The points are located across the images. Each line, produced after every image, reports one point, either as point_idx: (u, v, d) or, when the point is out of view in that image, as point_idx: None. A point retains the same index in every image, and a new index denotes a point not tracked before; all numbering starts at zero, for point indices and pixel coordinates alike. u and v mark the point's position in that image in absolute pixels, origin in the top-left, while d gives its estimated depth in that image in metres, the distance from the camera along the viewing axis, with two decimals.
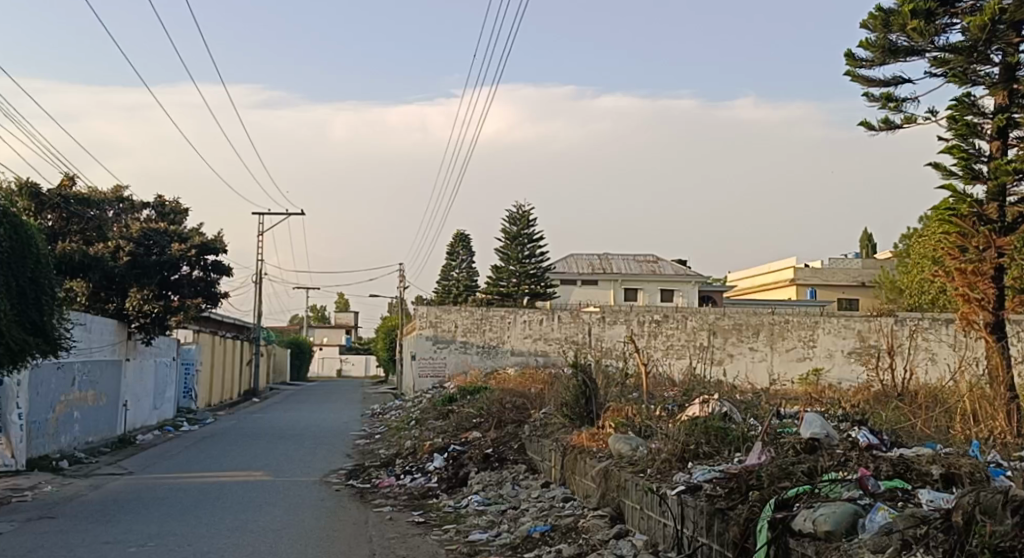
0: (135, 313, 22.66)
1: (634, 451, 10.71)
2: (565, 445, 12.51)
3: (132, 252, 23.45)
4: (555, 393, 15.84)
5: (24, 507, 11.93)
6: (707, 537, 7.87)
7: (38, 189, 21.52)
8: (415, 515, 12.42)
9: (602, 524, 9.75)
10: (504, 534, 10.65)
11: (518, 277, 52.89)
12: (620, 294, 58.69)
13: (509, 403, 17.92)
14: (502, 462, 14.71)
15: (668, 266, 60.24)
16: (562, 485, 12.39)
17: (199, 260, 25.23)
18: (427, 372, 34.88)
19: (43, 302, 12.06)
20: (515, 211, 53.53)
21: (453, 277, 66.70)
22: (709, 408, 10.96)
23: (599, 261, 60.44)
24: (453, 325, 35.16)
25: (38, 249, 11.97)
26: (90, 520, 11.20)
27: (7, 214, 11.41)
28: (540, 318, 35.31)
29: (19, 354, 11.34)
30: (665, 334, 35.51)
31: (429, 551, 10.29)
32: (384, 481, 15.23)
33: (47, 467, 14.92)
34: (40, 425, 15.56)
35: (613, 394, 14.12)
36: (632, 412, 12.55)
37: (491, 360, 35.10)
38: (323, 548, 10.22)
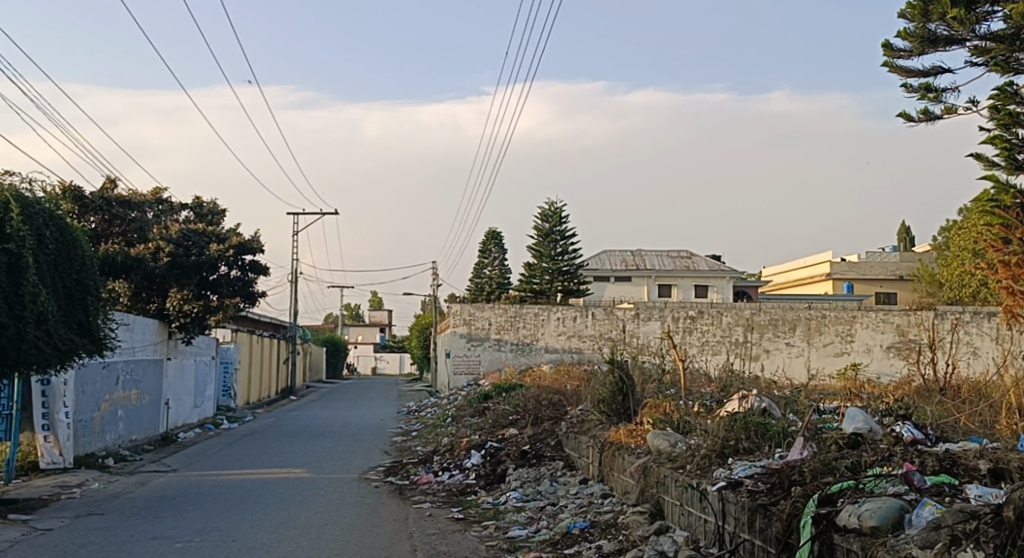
0: (175, 312, 22.91)
1: (673, 447, 10.73)
2: (604, 441, 12.52)
3: (172, 253, 23.67)
4: (592, 390, 15.84)
5: (74, 504, 12.17)
6: (748, 533, 7.89)
7: (80, 191, 21.82)
8: (454, 511, 12.52)
9: (642, 520, 9.75)
10: (543, 530, 10.71)
11: (551, 274, 52.93)
12: (654, 290, 58.53)
13: (546, 399, 17.92)
14: (539, 458, 14.79)
15: (702, 261, 59.98)
16: (600, 481, 12.41)
17: (236, 260, 25.46)
18: (462, 369, 35.00)
19: (88, 303, 12.22)
20: (547, 207, 53.55)
21: (485, 275, 66.84)
22: (748, 403, 10.91)
23: (633, 257, 60.37)
24: (487, 322, 35.24)
25: (82, 250, 12.17)
26: (135, 517, 11.35)
27: (51, 215, 11.61)
28: (574, 315, 35.21)
29: (66, 354, 11.48)
30: (701, 330, 35.38)
31: (469, 547, 10.37)
32: (423, 478, 15.35)
33: (94, 465, 15.19)
34: (87, 423, 15.82)
35: (650, 391, 14.12)
36: (670, 408, 12.55)
37: (526, 358, 35.17)
38: (366, 544, 10.32)
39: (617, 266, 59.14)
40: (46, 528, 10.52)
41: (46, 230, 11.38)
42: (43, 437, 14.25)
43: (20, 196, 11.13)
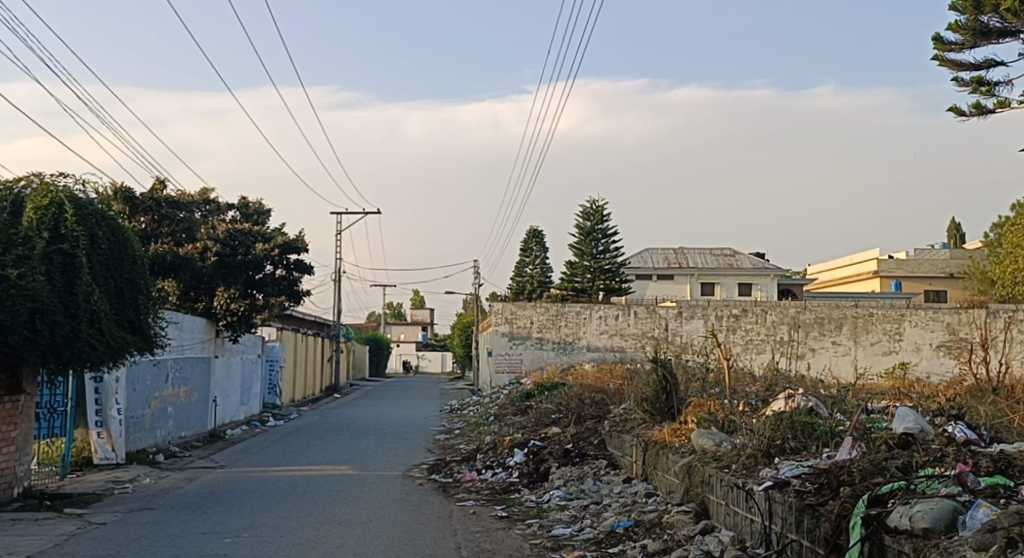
0: (222, 311, 23.36)
1: (718, 446, 10.66)
2: (647, 441, 12.48)
3: (219, 252, 24.04)
4: (635, 388, 15.77)
5: (126, 498, 12.37)
6: (796, 534, 7.83)
7: (130, 191, 22.19)
8: (497, 509, 12.55)
9: (687, 519, 9.71)
10: (587, 529, 10.70)
11: (593, 273, 52.82)
12: (697, 289, 58.26)
13: (588, 398, 17.88)
14: (582, 457, 14.78)
15: (746, 259, 59.52)
16: (644, 480, 12.37)
17: (281, 259, 25.72)
18: (504, 367, 34.98)
19: (139, 302, 12.41)
20: (589, 206, 53.43)
21: (527, 273, 66.89)
22: (795, 403, 10.82)
23: (676, 254, 60.09)
24: (529, 321, 35.21)
25: (134, 251, 12.38)
26: (186, 512, 11.52)
27: (104, 216, 11.83)
28: (616, 313, 35.06)
29: (118, 351, 11.68)
30: (745, 328, 35.10)
31: (513, 545, 10.40)
32: (466, 476, 15.41)
33: (145, 461, 15.46)
34: (138, 420, 16.08)
35: (694, 390, 14.04)
36: (714, 407, 12.46)
37: (567, 356, 35.09)
38: (411, 541, 10.40)
39: (659, 265, 58.88)
40: (100, 523, 10.72)
41: (99, 230, 11.60)
42: (96, 433, 14.53)
43: (74, 198, 11.37)
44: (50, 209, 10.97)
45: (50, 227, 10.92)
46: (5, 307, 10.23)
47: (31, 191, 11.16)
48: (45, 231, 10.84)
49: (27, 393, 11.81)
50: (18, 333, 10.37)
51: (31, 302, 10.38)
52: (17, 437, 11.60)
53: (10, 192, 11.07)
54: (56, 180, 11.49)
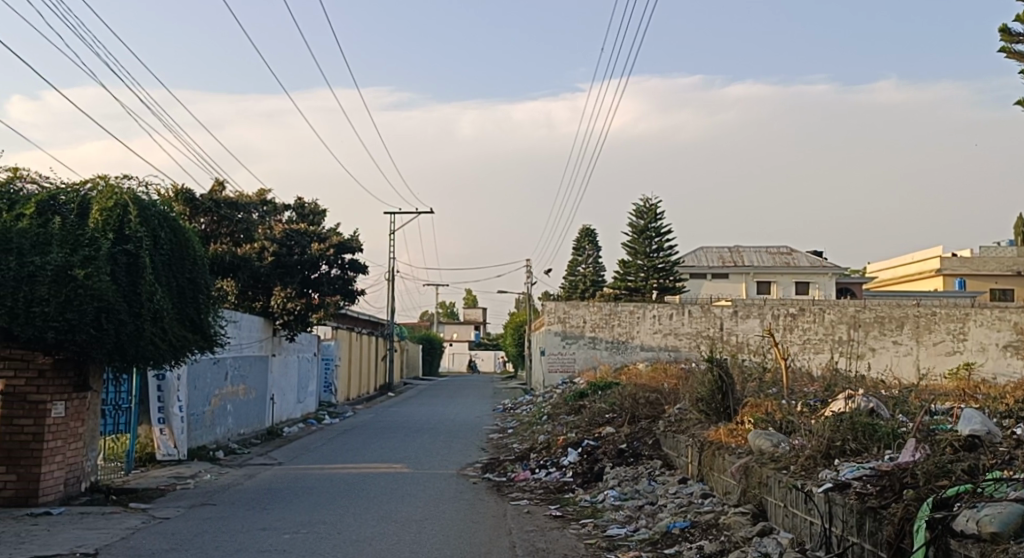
0: (279, 311, 23.57)
1: (776, 447, 10.54)
2: (704, 441, 12.37)
3: (276, 252, 24.38)
4: (690, 388, 15.65)
5: (188, 494, 12.60)
6: (858, 536, 7.71)
7: (191, 192, 22.60)
8: (551, 509, 12.56)
9: (744, 521, 9.62)
10: (643, 530, 10.65)
11: (646, 271, 52.58)
12: (753, 288, 57.69)
13: (642, 397, 17.76)
14: (637, 457, 14.71)
15: (803, 258, 58.78)
16: (700, 481, 12.28)
17: (337, 259, 25.75)
18: (557, 366, 34.88)
19: (200, 301, 12.62)
20: (642, 204, 53.13)
21: (580, 272, 66.77)
22: (855, 403, 10.67)
23: (731, 253, 59.55)
24: (582, 320, 35.02)
25: (195, 251, 12.59)
26: (245, 509, 11.70)
27: (166, 217, 12.07)
28: (670, 313, 34.80)
29: (180, 350, 11.88)
30: (802, 328, 34.66)
31: (568, 545, 10.39)
32: (520, 475, 15.44)
33: (206, 457, 15.72)
34: (199, 417, 16.36)
35: (751, 390, 13.90)
36: (772, 408, 12.30)
37: (621, 356, 34.89)
38: (466, 539, 10.46)
39: (714, 264, 58.24)
40: (164, 517, 10.93)
41: (161, 230, 11.84)
42: (159, 430, 14.80)
43: (138, 199, 11.62)
44: (115, 211, 11.25)
45: (115, 228, 11.19)
46: (73, 307, 10.51)
47: (97, 193, 11.44)
48: (110, 232, 11.11)
49: (94, 390, 12.10)
50: (85, 331, 10.61)
51: (97, 301, 10.62)
52: (84, 433, 11.89)
53: (77, 194, 11.39)
54: (121, 182, 11.77)
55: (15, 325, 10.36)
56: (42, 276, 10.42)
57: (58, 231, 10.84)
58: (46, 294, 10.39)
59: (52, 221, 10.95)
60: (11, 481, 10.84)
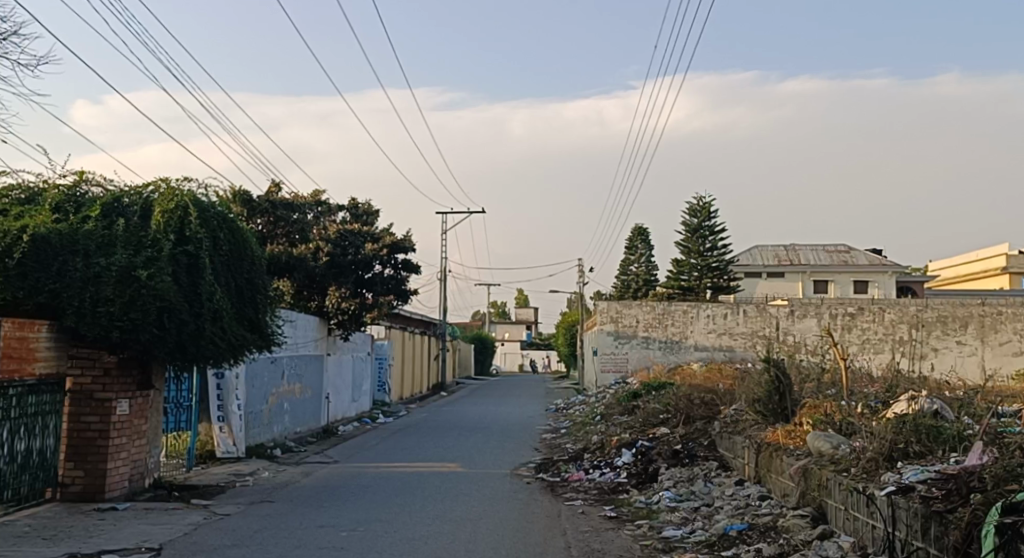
0: (334, 311, 23.82)
1: (836, 449, 10.33)
2: (760, 443, 12.21)
3: (331, 253, 24.52)
4: (746, 389, 15.46)
5: (247, 491, 12.73)
6: (923, 541, 7.52)
7: (249, 194, 22.92)
8: (606, 509, 12.48)
9: (803, 524, 9.47)
10: (699, 531, 10.55)
11: (700, 270, 52.17)
12: (809, 287, 56.89)
13: (697, 398, 17.59)
14: (692, 458, 14.57)
15: (861, 256, 57.84)
16: (757, 483, 12.12)
17: (390, 259, 25.82)
18: (609, 367, 34.55)
19: (258, 301, 12.74)
20: (695, 202, 52.68)
21: (632, 272, 66.42)
22: (918, 404, 10.46)
23: (786, 252, 58.82)
24: (634, 320, 34.73)
25: (253, 251, 12.71)
26: (304, 506, 11.79)
27: (224, 219, 12.24)
28: (725, 312, 34.46)
29: (239, 349, 12.01)
30: (861, 327, 34.17)
31: (623, 546, 10.30)
32: (573, 475, 15.37)
33: (264, 455, 15.91)
34: (257, 415, 16.55)
35: (809, 391, 13.69)
36: (831, 409, 12.07)
37: (674, 356, 34.58)
38: (522, 539, 10.42)
39: (769, 262, 57.79)
40: (225, 513, 11.06)
41: (220, 232, 12.01)
42: (219, 427, 15.00)
43: (197, 201, 11.80)
44: (176, 212, 11.43)
45: (175, 230, 11.36)
46: (136, 307, 10.66)
47: (158, 195, 11.65)
48: (171, 233, 11.28)
49: (156, 388, 12.29)
50: (148, 331, 10.80)
51: (160, 301, 10.76)
52: (147, 430, 12.08)
53: (139, 196, 11.58)
54: (181, 184, 11.94)
55: (83, 325, 10.62)
56: (106, 277, 10.60)
57: (121, 233, 11.04)
58: (111, 295, 10.57)
59: (116, 223, 11.14)
60: (78, 477, 11.06)
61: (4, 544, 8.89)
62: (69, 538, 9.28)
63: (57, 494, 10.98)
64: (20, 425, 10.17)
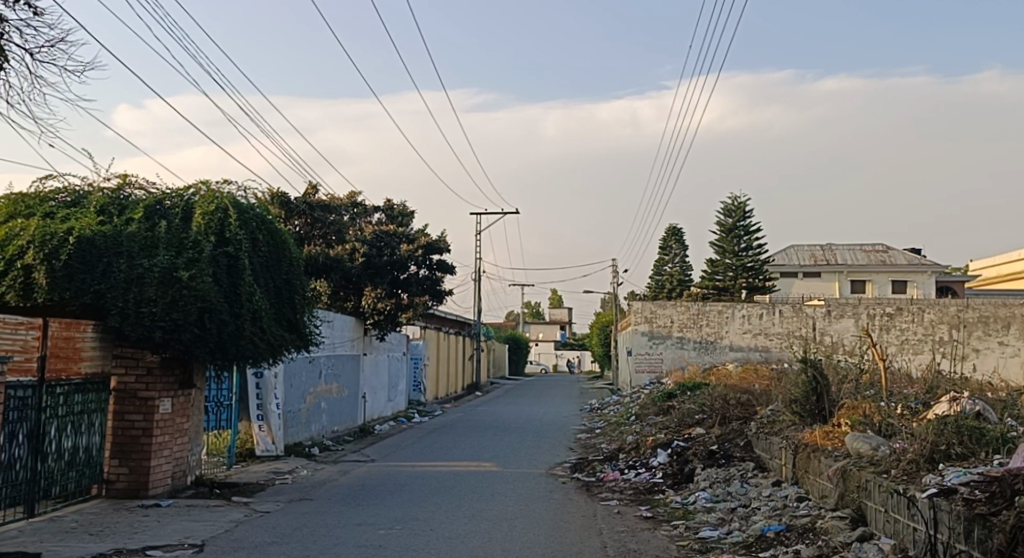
0: (369, 311, 23.88)
1: (875, 450, 10.23)
2: (798, 444, 12.14)
3: (367, 253, 24.77)
4: (783, 389, 15.36)
5: (286, 489, 12.85)
6: (965, 544, 7.44)
7: (286, 196, 23.14)
8: (642, 510, 12.45)
9: (842, 526, 9.40)
10: (736, 532, 10.50)
11: (735, 270, 51.85)
12: (846, 287, 56.36)
13: (733, 399, 17.50)
14: (728, 459, 14.49)
15: (899, 256, 57.23)
16: (794, 484, 12.04)
17: (425, 259, 25.94)
18: (644, 367, 34.36)
19: (296, 301, 12.85)
20: (729, 202, 52.38)
21: (666, 272, 66.16)
22: (960, 406, 10.33)
23: (823, 252, 58.30)
24: (668, 320, 34.53)
25: (292, 252, 12.83)
26: (342, 504, 11.88)
27: (264, 221, 12.38)
28: (760, 312, 34.23)
29: (278, 349, 12.12)
30: (900, 327, 33.89)
31: (660, 546, 10.27)
32: (609, 475, 15.34)
33: (302, 453, 16.04)
34: (295, 414, 16.70)
35: (847, 392, 13.57)
36: (870, 410, 11.96)
37: (709, 356, 34.37)
38: (559, 538, 10.43)
39: (805, 262, 57.30)
40: (265, 511, 11.17)
41: (259, 233, 12.15)
42: (258, 426, 15.16)
43: (237, 203, 11.97)
44: (216, 215, 11.60)
45: (216, 231, 11.52)
46: (178, 307, 10.81)
47: (199, 198, 11.83)
48: (212, 234, 11.43)
49: (197, 387, 12.44)
50: (190, 331, 10.92)
51: (201, 301, 10.90)
52: (189, 429, 12.23)
53: (181, 199, 11.76)
54: (222, 187, 12.12)
55: (126, 325, 10.75)
56: (149, 278, 10.74)
57: (163, 234, 11.19)
58: (154, 295, 10.72)
59: (158, 225, 11.30)
60: (123, 474, 11.23)
61: (52, 539, 9.05)
62: (114, 534, 9.42)
63: (102, 491, 11.16)
64: (67, 423, 10.35)
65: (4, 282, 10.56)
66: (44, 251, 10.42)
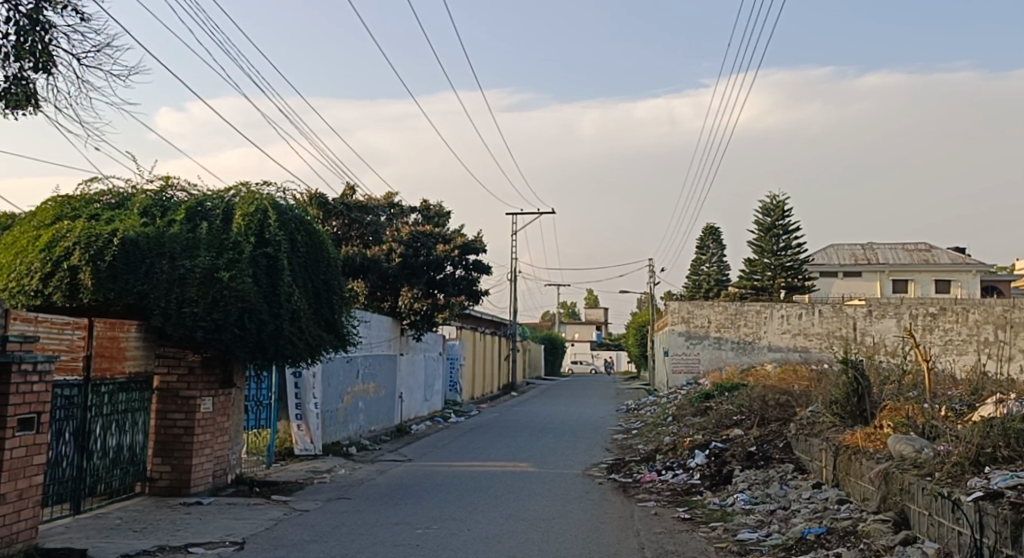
0: (406, 311, 24.03)
1: (919, 452, 10.07)
2: (839, 445, 11.99)
3: (403, 254, 24.82)
4: (823, 390, 15.17)
5: (324, 488, 12.91)
6: (1012, 549, 7.30)
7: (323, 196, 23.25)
8: (680, 511, 12.35)
9: (885, 529, 9.25)
10: (775, 535, 10.37)
11: (773, 270, 51.40)
12: (888, 286, 55.66)
13: (772, 399, 17.30)
14: (767, 460, 14.33)
15: (942, 255, 56.43)
16: (835, 486, 11.88)
17: (462, 260, 25.71)
18: (681, 367, 34.18)
19: (334, 302, 12.89)
20: (768, 201, 51.90)
21: (703, 271, 65.73)
22: (1007, 407, 10.13)
23: (864, 251, 57.63)
24: (706, 320, 34.26)
25: (330, 253, 12.89)
26: (379, 503, 11.91)
27: (303, 222, 12.46)
28: (799, 312, 33.89)
29: (316, 349, 12.17)
30: (943, 327, 33.53)
31: (698, 548, 10.18)
32: (646, 476, 15.25)
33: (340, 452, 16.13)
34: (333, 413, 16.78)
35: (889, 392, 13.36)
36: (913, 411, 11.78)
37: (747, 356, 34.07)
38: (597, 539, 10.37)
39: (846, 261, 56.65)
40: (303, 510, 11.22)
41: (299, 234, 12.24)
42: (296, 425, 15.26)
43: (276, 205, 12.10)
44: (256, 216, 11.72)
45: (256, 232, 11.63)
46: (218, 307, 10.90)
47: (240, 199, 11.97)
48: (252, 235, 11.55)
49: (237, 387, 12.54)
50: (231, 331, 11.01)
51: (241, 302, 10.99)
52: (229, 428, 12.32)
53: (221, 201, 11.90)
54: (261, 189, 12.28)
55: (169, 325, 10.84)
56: (191, 278, 10.84)
57: (205, 236, 11.31)
58: (195, 295, 10.81)
59: (199, 226, 11.43)
60: (165, 472, 11.34)
61: (97, 535, 9.14)
62: (157, 531, 9.50)
63: (145, 489, 11.27)
64: (111, 422, 10.46)
65: (49, 283, 10.48)
66: (90, 252, 10.46)
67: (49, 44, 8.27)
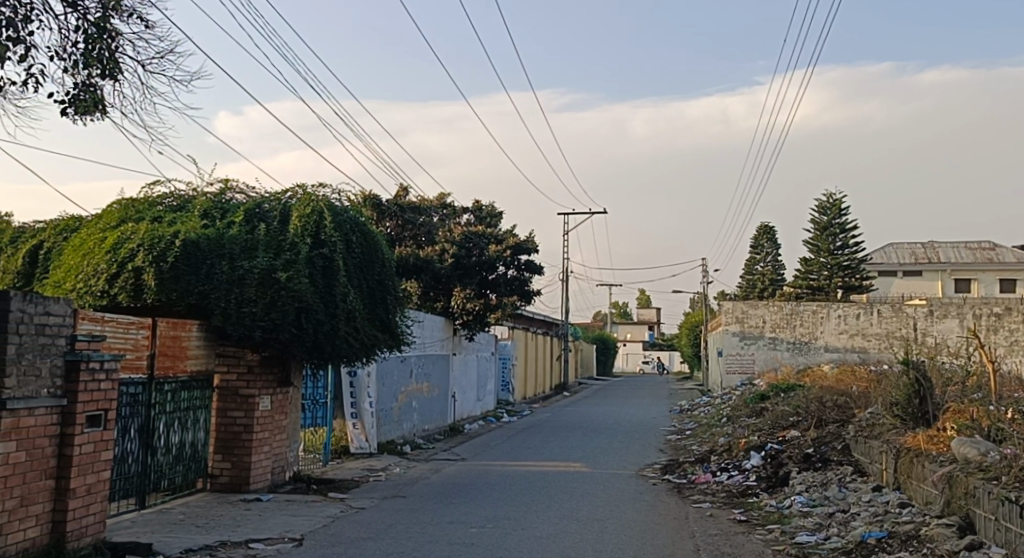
0: (459, 311, 23.91)
1: (984, 455, 9.84)
2: (900, 448, 11.77)
3: (456, 254, 24.99)
4: (882, 392, 14.90)
5: (379, 486, 12.98)
6: None
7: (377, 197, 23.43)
8: (735, 513, 12.21)
9: (950, 533, 9.04)
10: (834, 538, 10.20)
11: (830, 269, 50.64)
12: (949, 286, 54.52)
13: (830, 401, 17.02)
14: (825, 462, 14.12)
15: (1006, 253, 55.19)
16: (896, 489, 11.64)
17: (514, 260, 25.78)
18: (736, 368, 33.87)
19: (389, 302, 12.95)
20: (825, 200, 51.12)
21: (758, 271, 64.97)
22: None
23: (924, 250, 56.56)
24: (760, 320, 33.86)
25: (385, 254, 12.96)
26: (434, 502, 11.94)
27: (358, 223, 12.58)
28: (858, 312, 33.35)
29: (371, 348, 12.22)
30: (1008, 327, 32.95)
31: (756, 550, 10.05)
32: (701, 477, 15.12)
33: (394, 451, 16.24)
34: (387, 412, 16.90)
35: (952, 394, 13.08)
36: (977, 413, 11.53)
37: (803, 357, 33.60)
38: (654, 540, 10.30)
39: (906, 260, 55.68)
40: (359, 507, 11.29)
41: (354, 235, 12.36)
42: (352, 424, 15.39)
43: (332, 206, 12.26)
44: (312, 217, 11.92)
45: (312, 234, 11.80)
46: (276, 307, 11.01)
47: (296, 201, 12.20)
48: (308, 237, 11.72)
49: (294, 387, 12.68)
50: (288, 330, 11.09)
51: (298, 302, 11.09)
52: (287, 426, 12.45)
53: (278, 203, 12.11)
54: (316, 191, 12.47)
55: (228, 324, 10.91)
56: (250, 279, 11.00)
57: (263, 237, 11.50)
58: (254, 295, 10.94)
59: (257, 228, 11.62)
60: (226, 468, 11.50)
61: (161, 530, 9.29)
62: (218, 527, 9.63)
63: (206, 485, 11.44)
64: (174, 419, 10.64)
65: (115, 284, 10.64)
66: (153, 253, 10.64)
67: (115, 52, 8.42)
